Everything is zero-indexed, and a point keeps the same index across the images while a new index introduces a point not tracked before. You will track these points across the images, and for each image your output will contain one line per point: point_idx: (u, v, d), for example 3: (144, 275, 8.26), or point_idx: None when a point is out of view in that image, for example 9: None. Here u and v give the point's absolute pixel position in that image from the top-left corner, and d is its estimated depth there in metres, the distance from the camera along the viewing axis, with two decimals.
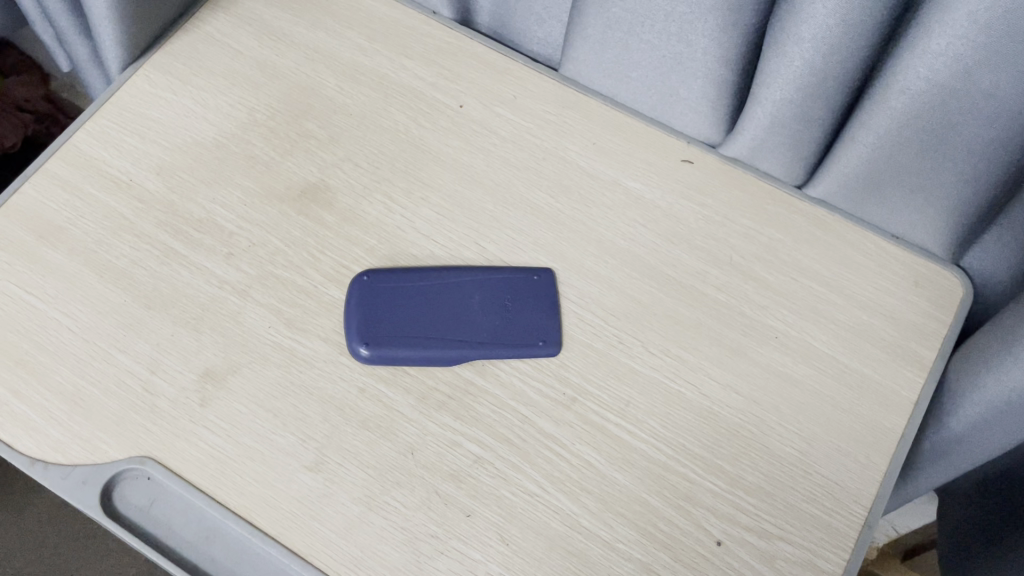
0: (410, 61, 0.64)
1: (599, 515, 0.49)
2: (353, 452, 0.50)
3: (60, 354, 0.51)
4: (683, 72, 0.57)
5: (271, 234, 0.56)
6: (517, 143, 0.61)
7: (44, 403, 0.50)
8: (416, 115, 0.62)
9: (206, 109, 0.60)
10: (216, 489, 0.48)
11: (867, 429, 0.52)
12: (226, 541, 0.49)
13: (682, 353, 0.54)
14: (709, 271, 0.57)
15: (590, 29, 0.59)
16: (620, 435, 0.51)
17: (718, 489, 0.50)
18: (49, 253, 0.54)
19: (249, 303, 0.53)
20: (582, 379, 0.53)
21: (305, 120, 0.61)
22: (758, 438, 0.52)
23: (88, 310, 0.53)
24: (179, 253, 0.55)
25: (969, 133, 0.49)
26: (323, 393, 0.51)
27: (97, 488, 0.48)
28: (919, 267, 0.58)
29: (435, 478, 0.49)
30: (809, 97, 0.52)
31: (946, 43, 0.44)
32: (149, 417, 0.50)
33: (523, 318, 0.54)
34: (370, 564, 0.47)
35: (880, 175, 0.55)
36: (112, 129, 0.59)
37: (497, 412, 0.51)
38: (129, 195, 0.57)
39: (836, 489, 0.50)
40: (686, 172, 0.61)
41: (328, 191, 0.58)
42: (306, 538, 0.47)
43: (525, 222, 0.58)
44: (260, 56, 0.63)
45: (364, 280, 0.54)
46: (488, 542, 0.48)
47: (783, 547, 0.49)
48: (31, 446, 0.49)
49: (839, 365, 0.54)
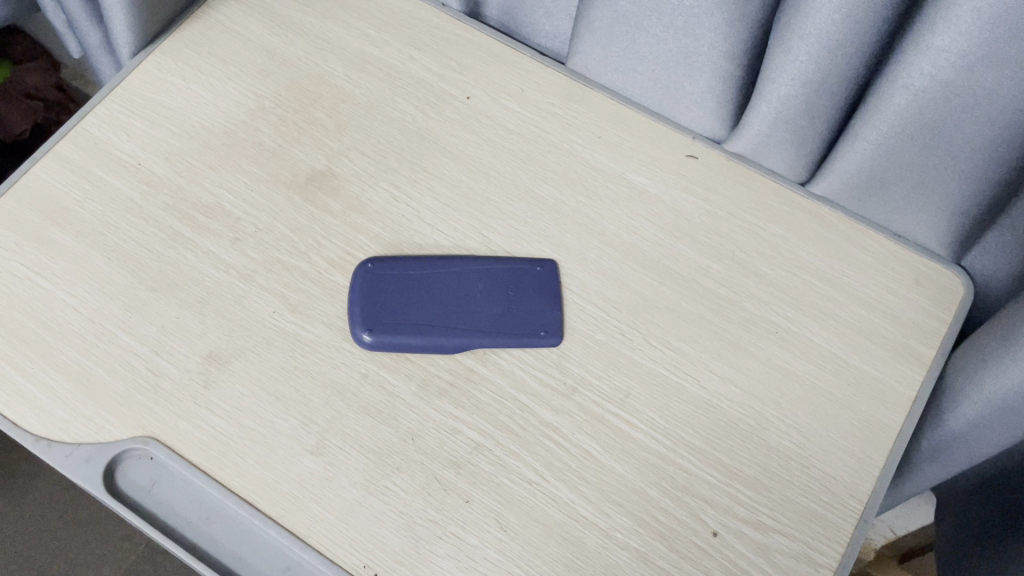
0: (419, 51, 0.64)
1: (597, 504, 0.49)
2: (354, 437, 0.50)
3: (66, 333, 0.52)
4: (688, 66, 0.57)
5: (276, 220, 0.57)
6: (523, 135, 0.61)
7: (50, 382, 0.51)
8: (424, 105, 0.62)
9: (216, 95, 0.61)
10: (218, 470, 0.49)
11: (866, 425, 0.52)
12: (227, 520, 0.49)
13: (683, 346, 0.54)
14: (710, 265, 0.57)
15: (598, 23, 0.59)
16: (619, 425, 0.51)
17: (716, 481, 0.50)
18: (57, 234, 0.55)
19: (253, 288, 0.54)
20: (583, 369, 0.53)
21: (313, 108, 0.61)
22: (757, 431, 0.52)
23: (94, 291, 0.53)
24: (185, 237, 0.55)
25: (971, 130, 0.49)
26: (325, 378, 0.52)
27: (100, 466, 0.48)
28: (921, 266, 0.58)
29: (435, 464, 0.50)
30: (814, 94, 0.52)
31: (950, 39, 0.44)
32: (153, 399, 0.50)
33: (525, 309, 0.54)
34: (369, 547, 0.47)
35: (883, 173, 0.55)
36: (121, 113, 0.59)
37: (497, 400, 0.52)
38: (136, 179, 0.57)
39: (833, 483, 0.51)
40: (689, 167, 0.61)
41: (334, 178, 0.59)
42: (306, 520, 0.48)
43: (530, 213, 0.58)
44: (270, 44, 0.63)
45: (368, 267, 0.55)
46: (486, 528, 0.48)
47: (779, 539, 0.49)
48: (35, 424, 0.49)
49: (839, 361, 0.54)
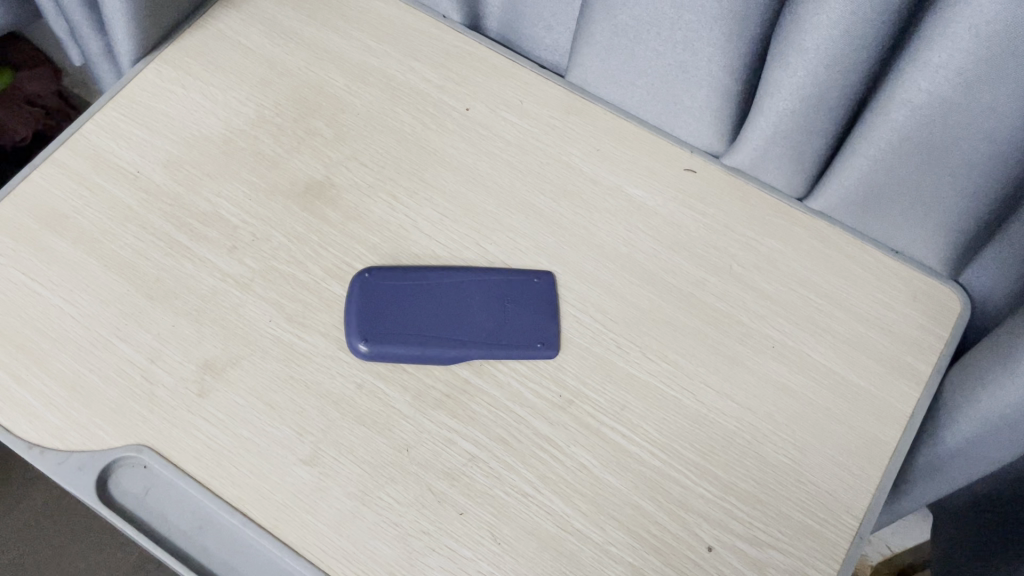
0: (419, 63, 0.65)
1: (591, 518, 0.49)
2: (348, 447, 0.50)
3: (61, 340, 0.52)
4: (687, 80, 0.58)
5: (274, 229, 0.57)
6: (522, 147, 0.62)
7: (44, 389, 0.50)
8: (423, 116, 0.62)
9: (215, 104, 0.61)
10: (212, 480, 0.48)
11: (862, 441, 0.52)
12: (219, 529, 0.49)
13: (679, 360, 0.54)
14: (708, 279, 0.57)
15: (597, 37, 0.59)
16: (615, 439, 0.51)
17: (711, 495, 0.50)
18: (54, 241, 0.55)
19: (250, 297, 0.54)
20: (580, 381, 0.53)
21: (313, 118, 0.61)
22: (753, 445, 0.52)
23: (91, 297, 0.53)
24: (183, 246, 0.55)
25: (969, 146, 0.49)
26: (321, 387, 0.51)
27: (94, 473, 0.48)
28: (918, 282, 0.58)
29: (429, 475, 0.49)
30: (812, 109, 0.53)
31: (947, 56, 0.44)
32: (148, 407, 0.50)
33: (521, 321, 0.54)
34: (362, 559, 0.47)
35: (879, 189, 0.55)
36: (121, 121, 0.60)
37: (493, 412, 0.52)
38: (135, 187, 0.57)
39: (828, 498, 0.51)
40: (687, 181, 0.61)
41: (333, 188, 0.59)
42: (299, 531, 0.47)
43: (528, 224, 0.58)
44: (271, 54, 0.64)
45: (365, 277, 0.55)
46: (480, 541, 0.48)
47: (774, 555, 0.49)
48: (29, 431, 0.49)
49: (835, 376, 0.54)
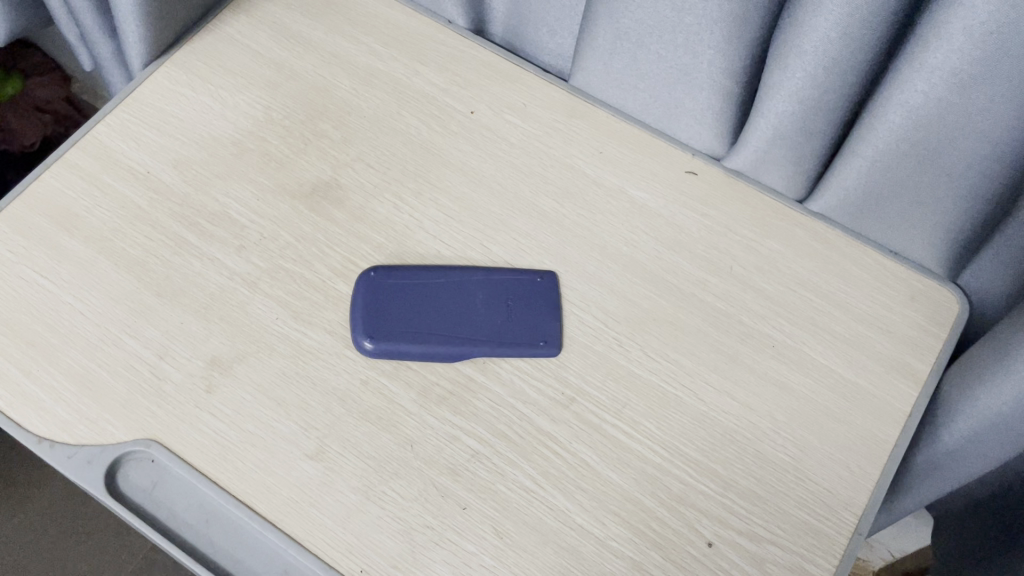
0: (424, 66, 0.66)
1: (592, 513, 0.50)
2: (353, 443, 0.50)
3: (71, 336, 0.53)
4: (689, 83, 0.58)
5: (282, 228, 0.58)
6: (525, 149, 0.62)
7: (55, 384, 0.51)
8: (428, 119, 0.63)
9: (224, 106, 0.62)
10: (219, 474, 0.49)
11: (861, 439, 0.53)
12: (225, 523, 0.49)
13: (680, 359, 0.55)
14: (709, 279, 0.58)
15: (600, 40, 0.60)
16: (616, 435, 0.52)
17: (711, 492, 0.51)
18: (65, 239, 0.56)
19: (257, 295, 0.55)
20: (582, 379, 0.54)
21: (320, 120, 0.62)
22: (753, 443, 0.52)
23: (101, 294, 0.54)
24: (192, 245, 0.56)
25: (966, 146, 0.50)
26: (326, 384, 0.52)
27: (103, 468, 0.49)
28: (916, 283, 0.59)
29: (433, 471, 0.50)
30: (811, 110, 0.53)
31: (942, 57, 0.45)
32: (156, 402, 0.51)
33: (524, 319, 0.55)
34: (366, 552, 0.48)
35: (878, 189, 0.56)
36: (132, 122, 0.61)
37: (496, 408, 0.52)
38: (145, 187, 0.58)
39: (827, 495, 0.51)
40: (688, 183, 0.62)
41: (339, 189, 0.60)
42: (304, 524, 0.48)
43: (531, 225, 0.59)
44: (279, 58, 0.65)
45: (370, 276, 0.56)
46: (483, 535, 0.48)
47: (774, 550, 0.49)
48: (39, 426, 0.50)
49: (834, 375, 0.55)
